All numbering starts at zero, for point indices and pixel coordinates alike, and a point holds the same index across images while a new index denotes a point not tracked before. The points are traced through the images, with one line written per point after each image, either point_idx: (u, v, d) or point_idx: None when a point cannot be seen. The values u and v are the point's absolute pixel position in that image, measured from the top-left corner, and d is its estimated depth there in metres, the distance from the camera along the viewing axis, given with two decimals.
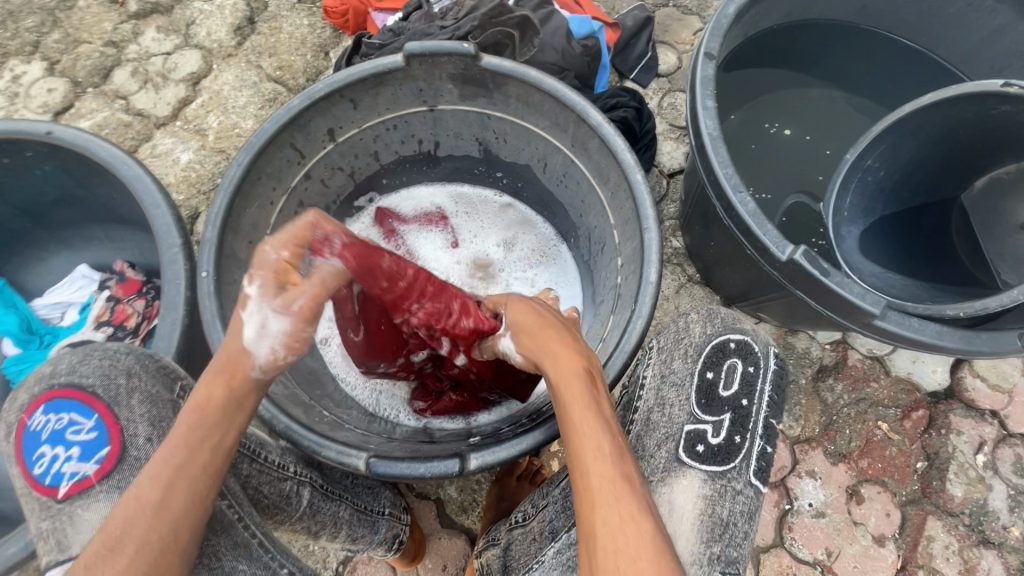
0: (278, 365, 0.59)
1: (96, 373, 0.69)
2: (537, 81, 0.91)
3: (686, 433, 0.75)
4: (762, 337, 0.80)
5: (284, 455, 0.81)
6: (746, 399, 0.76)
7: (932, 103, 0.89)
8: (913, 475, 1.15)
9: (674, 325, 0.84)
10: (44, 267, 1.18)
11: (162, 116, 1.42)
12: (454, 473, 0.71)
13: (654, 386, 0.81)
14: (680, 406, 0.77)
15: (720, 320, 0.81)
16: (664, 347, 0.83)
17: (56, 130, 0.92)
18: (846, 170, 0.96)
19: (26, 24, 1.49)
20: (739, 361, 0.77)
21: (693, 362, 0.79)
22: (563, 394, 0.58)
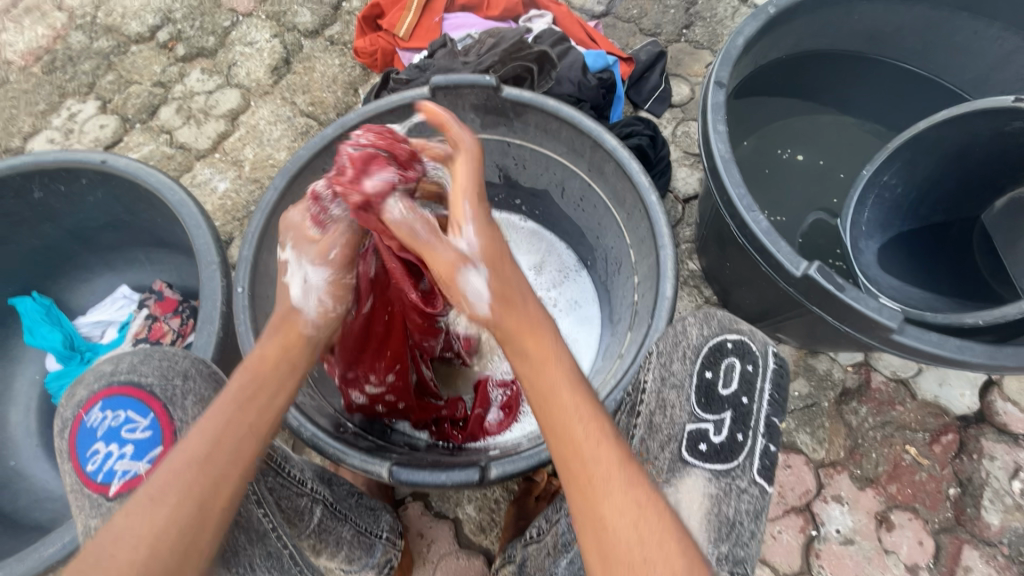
0: (329, 315, 0.70)
1: (154, 372, 0.72)
2: (555, 109, 0.96)
3: (688, 432, 0.73)
4: (762, 337, 0.78)
5: (304, 470, 0.80)
6: (747, 398, 0.74)
7: (948, 118, 0.93)
8: (946, 502, 1.11)
9: (672, 327, 0.80)
10: (87, 288, 1.25)
11: (202, 148, 1.52)
12: (474, 482, 0.72)
13: (655, 389, 0.76)
14: (681, 406, 0.75)
15: (717, 321, 0.79)
16: (663, 350, 0.78)
17: (110, 159, 1.00)
18: (863, 185, 1.01)
19: (84, 68, 1.62)
20: (737, 360, 0.76)
21: (690, 363, 0.76)
22: (546, 382, 0.58)
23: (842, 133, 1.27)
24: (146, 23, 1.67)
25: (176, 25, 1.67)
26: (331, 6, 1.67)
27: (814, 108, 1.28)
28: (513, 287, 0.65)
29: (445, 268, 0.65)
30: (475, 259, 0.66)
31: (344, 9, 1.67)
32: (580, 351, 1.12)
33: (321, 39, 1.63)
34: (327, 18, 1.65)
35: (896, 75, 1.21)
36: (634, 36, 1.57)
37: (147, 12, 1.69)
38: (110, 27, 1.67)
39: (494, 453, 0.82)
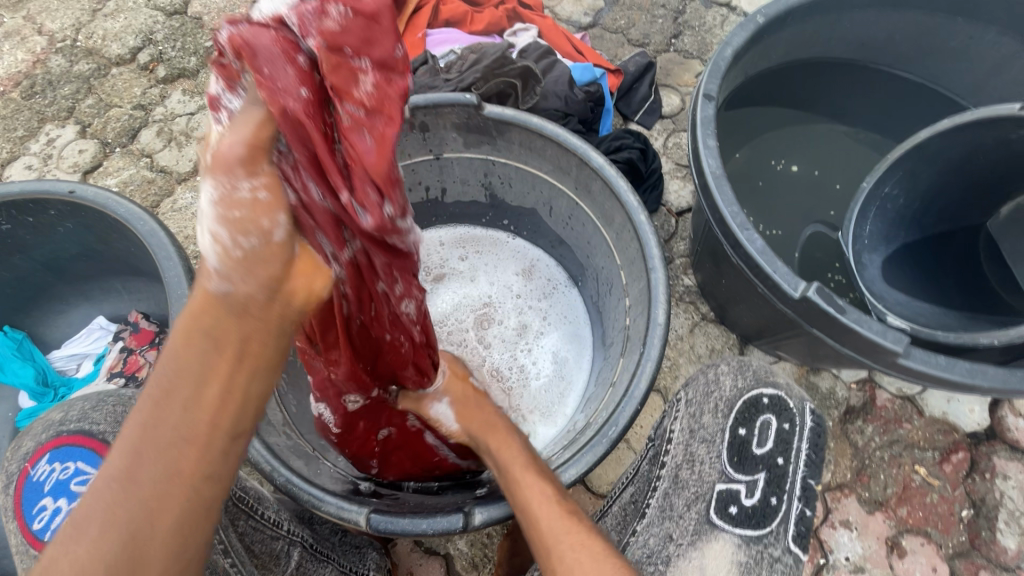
0: (239, 258, 0.44)
1: (106, 420, 0.70)
2: (538, 127, 0.92)
3: (718, 492, 0.68)
4: (798, 392, 0.74)
5: (277, 512, 0.77)
6: (782, 458, 0.68)
7: (947, 128, 0.90)
8: (959, 525, 1.06)
9: (703, 376, 0.79)
10: (62, 319, 1.21)
11: (183, 171, 1.48)
12: (459, 528, 0.68)
13: (683, 441, 0.76)
14: (711, 463, 0.71)
15: (752, 373, 0.76)
16: (692, 400, 0.78)
17: (78, 189, 0.96)
18: (864, 197, 0.98)
19: (63, 92, 1.59)
20: (772, 417, 0.70)
21: (724, 417, 0.73)
22: (504, 467, 0.69)
23: (838, 142, 1.24)
24: (126, 45, 1.64)
25: (157, 46, 1.64)
26: None
27: (809, 116, 1.25)
28: (473, 407, 0.80)
29: (418, 403, 0.81)
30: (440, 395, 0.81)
31: None
32: (573, 374, 1.07)
33: None
34: None
35: (890, 82, 1.18)
36: (622, 47, 1.54)
37: (128, 34, 1.66)
38: (90, 50, 1.65)
39: (482, 492, 0.77)
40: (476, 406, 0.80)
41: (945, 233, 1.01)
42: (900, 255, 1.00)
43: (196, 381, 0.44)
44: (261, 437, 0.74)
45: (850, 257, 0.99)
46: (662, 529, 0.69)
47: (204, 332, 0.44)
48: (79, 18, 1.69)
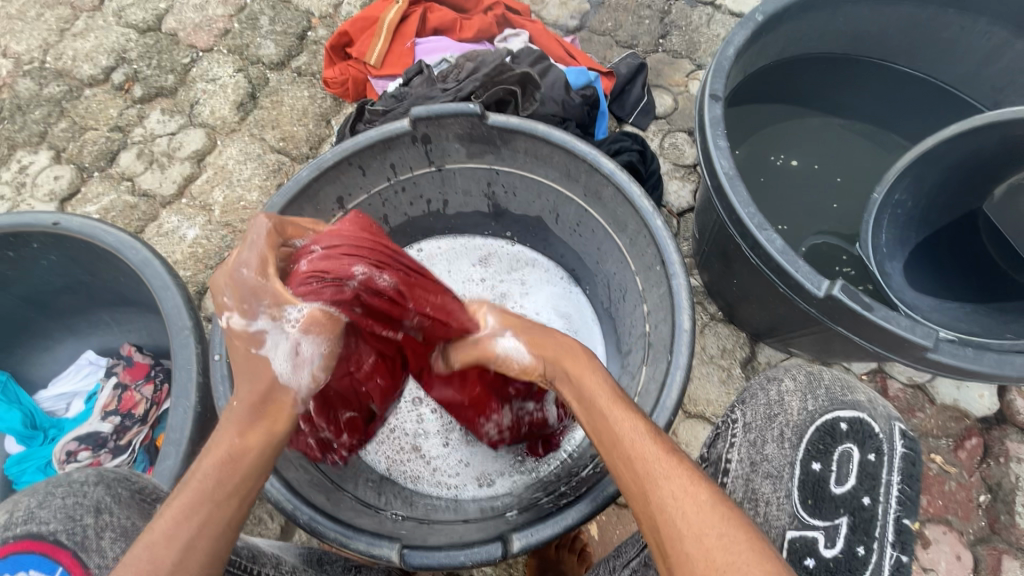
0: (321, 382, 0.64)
1: (57, 517, 0.60)
2: (545, 134, 0.91)
3: (790, 541, 0.67)
4: (882, 410, 0.73)
5: (279, 565, 0.70)
6: (868, 498, 0.68)
7: (956, 134, 0.91)
8: (978, 511, 1.07)
9: (764, 395, 0.77)
10: (48, 356, 1.14)
11: (167, 194, 1.43)
12: (497, 558, 0.65)
13: (743, 475, 0.72)
14: (780, 504, 0.69)
15: (825, 392, 0.75)
16: (753, 423, 0.75)
17: (63, 220, 0.91)
18: (876, 208, 0.98)
19: (34, 116, 1.52)
20: (854, 447, 0.70)
21: (793, 449, 0.71)
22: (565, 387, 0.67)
23: (834, 135, 1.25)
24: (99, 65, 1.58)
25: (132, 65, 1.58)
26: (296, 36, 1.60)
27: (804, 111, 1.26)
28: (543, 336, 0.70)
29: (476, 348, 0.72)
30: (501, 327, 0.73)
31: (309, 39, 1.61)
32: None
33: (288, 71, 1.56)
34: (292, 49, 1.59)
35: (883, 75, 1.19)
36: (611, 50, 1.54)
37: (100, 53, 1.59)
38: (61, 72, 1.58)
39: (514, 516, 0.75)
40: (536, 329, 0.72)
41: (948, 224, 1.01)
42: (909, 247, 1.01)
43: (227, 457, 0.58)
44: (279, 472, 0.71)
45: (876, 270, 0.97)
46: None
47: (255, 420, 0.60)
48: (47, 39, 1.62)
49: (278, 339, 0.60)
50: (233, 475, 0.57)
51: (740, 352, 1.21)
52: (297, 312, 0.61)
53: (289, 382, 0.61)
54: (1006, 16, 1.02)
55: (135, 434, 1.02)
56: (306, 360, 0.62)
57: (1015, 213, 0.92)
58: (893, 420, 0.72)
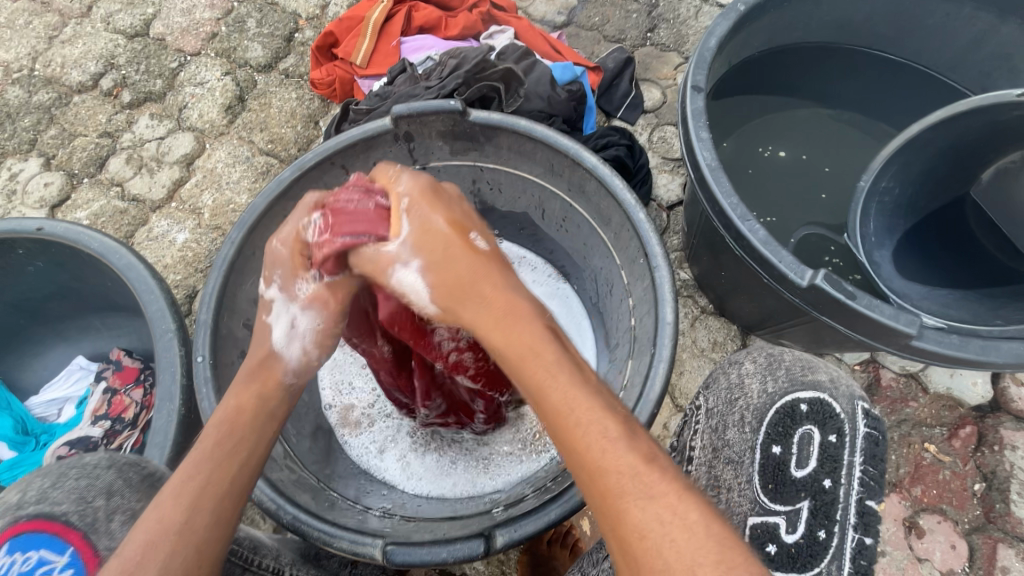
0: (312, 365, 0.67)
1: (70, 498, 0.59)
2: (527, 129, 0.90)
3: (752, 527, 0.68)
4: (845, 390, 0.72)
5: (277, 558, 0.71)
6: (829, 480, 0.68)
7: (939, 120, 0.90)
8: (973, 500, 1.06)
9: (725, 379, 0.80)
10: (39, 362, 1.14)
11: (157, 199, 1.43)
12: (480, 554, 0.65)
13: (705, 460, 0.75)
14: (740, 489, 0.71)
15: (785, 373, 0.76)
16: (714, 409, 0.78)
17: (46, 226, 0.91)
18: (863, 196, 0.98)
19: (24, 124, 1.53)
20: (814, 429, 0.70)
21: (753, 432, 0.73)
22: (515, 361, 0.57)
23: (822, 125, 1.24)
24: (87, 71, 1.58)
25: (120, 70, 1.58)
26: (283, 38, 1.60)
27: (792, 102, 1.25)
28: (459, 275, 0.61)
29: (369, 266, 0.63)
30: (408, 253, 0.62)
31: (297, 40, 1.60)
32: None
33: (275, 73, 1.56)
34: (280, 50, 1.58)
35: (870, 63, 1.18)
36: (599, 44, 1.53)
37: (88, 60, 1.60)
38: (49, 78, 1.58)
39: (500, 512, 0.75)
40: (464, 274, 0.61)
41: (936, 212, 1.00)
42: (899, 236, 1.00)
43: (237, 442, 0.58)
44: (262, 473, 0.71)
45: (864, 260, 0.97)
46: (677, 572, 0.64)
47: (258, 385, 0.63)
48: (36, 46, 1.63)
49: (280, 311, 0.66)
50: (241, 430, 0.59)
51: (732, 345, 1.20)
52: (291, 289, 0.67)
53: (281, 354, 0.65)
54: (991, 0, 1.01)
55: (125, 437, 1.01)
56: (301, 333, 0.66)
57: (1005, 198, 0.90)
58: (856, 400, 0.72)
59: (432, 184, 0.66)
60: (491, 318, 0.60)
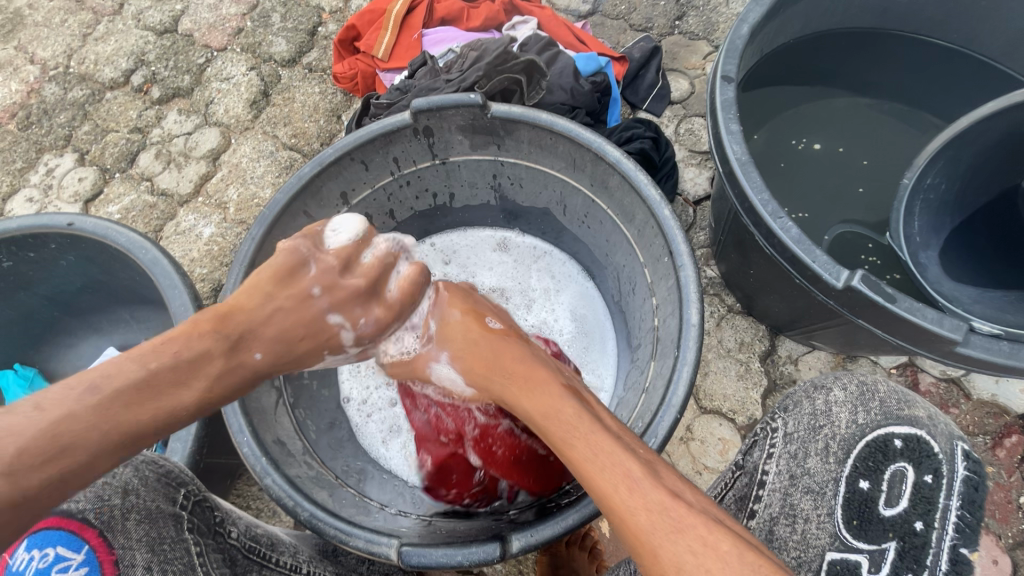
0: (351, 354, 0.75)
1: (86, 494, 0.55)
2: (548, 123, 0.88)
3: (829, 564, 0.59)
4: (943, 428, 0.62)
5: (296, 554, 0.73)
6: (921, 522, 0.57)
7: (990, 114, 0.85)
8: (1018, 513, 1.01)
9: (809, 404, 0.70)
10: (73, 352, 1.18)
11: (185, 193, 1.45)
12: (496, 558, 0.64)
13: (781, 489, 0.67)
14: (819, 522, 0.62)
15: (879, 405, 0.65)
16: (794, 434, 0.69)
17: (76, 221, 0.93)
18: (906, 195, 0.94)
19: (59, 120, 1.57)
20: (909, 467, 0.60)
21: (839, 464, 0.64)
22: (534, 413, 0.60)
23: (860, 116, 1.18)
24: (119, 68, 1.62)
25: (150, 67, 1.61)
26: (307, 32, 1.61)
27: (830, 91, 1.19)
28: (485, 355, 0.69)
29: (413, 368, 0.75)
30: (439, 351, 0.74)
31: (320, 34, 1.61)
32: (599, 379, 1.02)
33: (299, 68, 1.57)
34: (303, 45, 1.59)
35: (913, 49, 1.12)
36: (625, 34, 1.48)
37: (120, 57, 1.63)
38: (83, 76, 1.62)
39: (517, 515, 0.73)
40: (488, 353, 0.69)
41: (984, 206, 0.93)
42: (944, 234, 0.95)
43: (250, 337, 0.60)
44: (281, 469, 0.72)
45: (908, 261, 0.91)
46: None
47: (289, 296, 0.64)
48: (71, 44, 1.67)
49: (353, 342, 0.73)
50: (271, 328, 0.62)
51: (760, 346, 1.16)
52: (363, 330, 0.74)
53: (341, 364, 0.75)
54: None
55: None
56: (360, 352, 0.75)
57: None
58: (956, 439, 0.61)
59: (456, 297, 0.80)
60: (507, 381, 0.65)
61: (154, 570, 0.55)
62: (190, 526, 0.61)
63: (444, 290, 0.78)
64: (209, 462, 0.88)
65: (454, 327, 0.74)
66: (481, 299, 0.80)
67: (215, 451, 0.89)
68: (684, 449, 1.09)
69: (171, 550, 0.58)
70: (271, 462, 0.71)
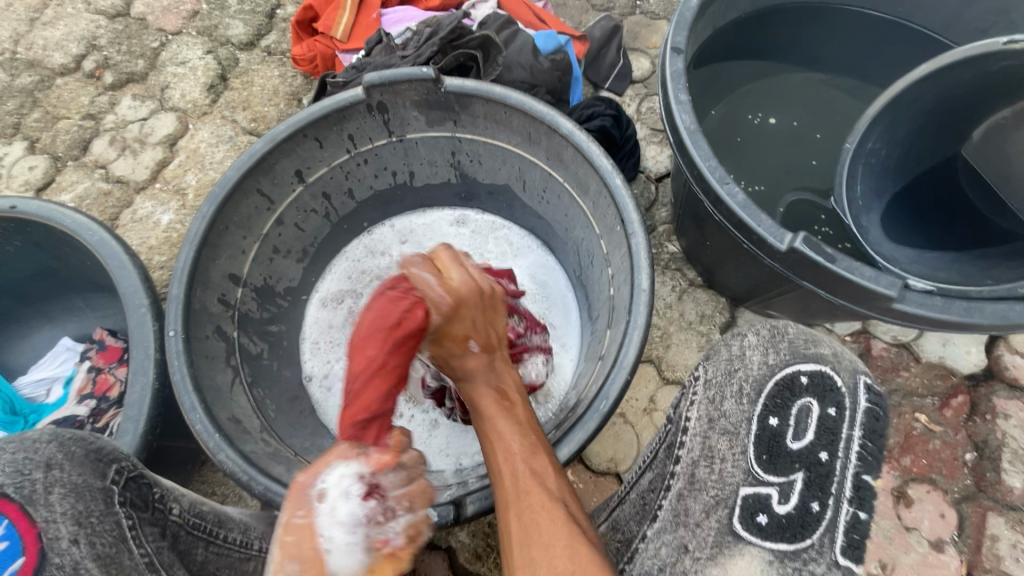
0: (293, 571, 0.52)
1: (5, 470, 0.56)
2: (500, 96, 0.88)
3: (743, 498, 0.61)
4: (848, 362, 0.64)
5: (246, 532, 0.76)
6: (826, 453, 0.59)
7: (923, 77, 0.88)
8: (963, 469, 1.05)
9: (726, 350, 0.70)
10: (26, 343, 1.15)
11: (141, 180, 1.42)
12: (449, 521, 0.67)
13: (700, 433, 0.67)
14: (735, 461, 0.64)
15: (788, 345, 0.67)
16: (712, 379, 0.70)
17: (19, 204, 0.90)
18: (847, 159, 0.95)
19: (7, 107, 1.51)
20: (814, 402, 0.61)
21: (750, 404, 0.65)
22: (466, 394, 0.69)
23: (813, 90, 1.20)
24: (69, 53, 1.56)
25: (101, 51, 1.56)
26: (264, 14, 1.57)
27: (783, 67, 1.21)
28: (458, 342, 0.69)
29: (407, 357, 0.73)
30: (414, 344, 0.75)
31: (279, 17, 1.57)
32: (563, 351, 1.04)
33: (258, 51, 1.54)
34: (262, 28, 1.56)
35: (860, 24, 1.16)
36: (587, 14, 1.49)
37: (70, 41, 1.58)
38: (31, 61, 1.56)
39: (472, 482, 0.76)
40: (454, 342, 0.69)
41: (928, 170, 0.97)
42: (887, 196, 0.98)
43: None
44: (234, 445, 0.74)
45: (852, 225, 0.94)
46: (675, 537, 0.63)
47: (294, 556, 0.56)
48: (17, 29, 1.61)
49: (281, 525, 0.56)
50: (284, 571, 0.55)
51: (720, 318, 1.18)
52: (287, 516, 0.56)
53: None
54: None
55: (110, 415, 1.01)
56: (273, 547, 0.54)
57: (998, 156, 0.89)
58: (859, 373, 0.63)
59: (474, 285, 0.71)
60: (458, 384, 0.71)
61: (80, 541, 0.56)
62: (122, 500, 0.61)
63: (444, 300, 0.67)
64: (164, 445, 0.87)
65: (440, 341, 0.69)
66: (481, 309, 0.71)
67: (171, 434, 0.88)
68: (647, 420, 1.11)
69: (99, 523, 0.58)
70: (224, 438, 0.73)
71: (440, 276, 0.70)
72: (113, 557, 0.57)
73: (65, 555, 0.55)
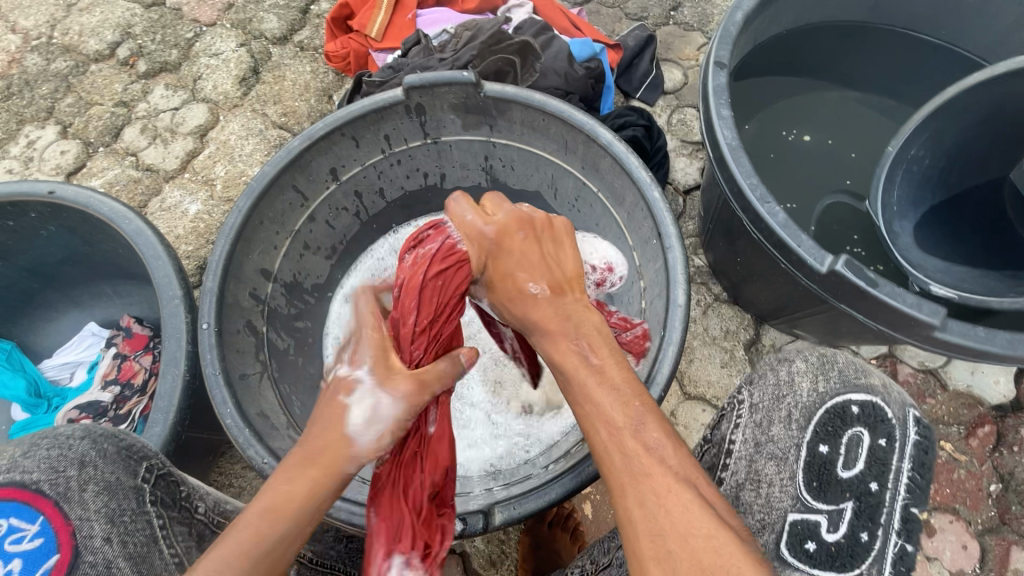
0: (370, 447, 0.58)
1: (41, 467, 0.57)
2: (540, 103, 0.88)
3: (791, 524, 0.61)
4: (897, 396, 0.64)
5: None
6: (876, 484, 0.60)
7: (977, 83, 0.86)
8: (988, 501, 1.03)
9: (774, 375, 0.70)
10: (52, 327, 1.16)
11: (170, 169, 1.43)
12: (480, 529, 0.68)
13: (746, 456, 0.66)
14: (782, 486, 0.63)
15: (838, 374, 0.67)
16: (759, 404, 0.68)
17: (58, 189, 0.91)
18: (890, 163, 0.96)
19: (41, 91, 1.53)
20: (865, 432, 0.62)
21: (801, 430, 0.65)
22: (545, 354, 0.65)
23: (849, 109, 1.19)
24: (105, 40, 1.58)
25: (136, 40, 1.58)
26: (298, 10, 1.58)
27: (818, 84, 1.20)
28: (515, 269, 0.70)
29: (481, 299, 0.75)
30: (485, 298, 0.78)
31: (312, 12, 1.58)
32: None
33: (290, 45, 1.54)
34: (295, 23, 1.57)
35: (899, 43, 1.15)
36: (620, 22, 1.48)
37: (105, 28, 1.59)
38: (67, 47, 1.58)
39: (499, 489, 0.77)
40: (513, 268, 0.70)
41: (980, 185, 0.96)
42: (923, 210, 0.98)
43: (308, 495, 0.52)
44: (263, 441, 0.74)
45: (883, 227, 0.96)
46: None
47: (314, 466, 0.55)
48: (54, 14, 1.62)
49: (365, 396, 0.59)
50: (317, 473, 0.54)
51: (744, 334, 1.17)
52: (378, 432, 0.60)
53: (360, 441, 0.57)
54: None
55: (134, 403, 1.01)
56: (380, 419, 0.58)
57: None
58: (908, 406, 0.63)
59: (521, 222, 0.73)
60: (531, 328, 0.68)
61: (112, 540, 0.57)
62: (153, 499, 0.62)
63: (486, 234, 0.72)
64: (191, 436, 0.87)
65: (495, 282, 0.72)
66: (527, 238, 0.72)
67: (197, 426, 0.89)
68: None
69: (131, 522, 0.59)
70: (254, 434, 0.74)
71: (481, 214, 0.74)
72: (144, 556, 0.58)
73: (98, 553, 0.55)
